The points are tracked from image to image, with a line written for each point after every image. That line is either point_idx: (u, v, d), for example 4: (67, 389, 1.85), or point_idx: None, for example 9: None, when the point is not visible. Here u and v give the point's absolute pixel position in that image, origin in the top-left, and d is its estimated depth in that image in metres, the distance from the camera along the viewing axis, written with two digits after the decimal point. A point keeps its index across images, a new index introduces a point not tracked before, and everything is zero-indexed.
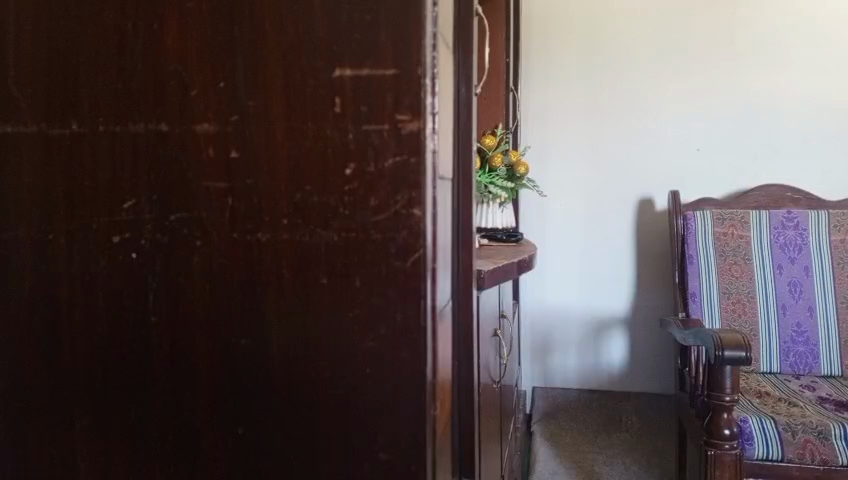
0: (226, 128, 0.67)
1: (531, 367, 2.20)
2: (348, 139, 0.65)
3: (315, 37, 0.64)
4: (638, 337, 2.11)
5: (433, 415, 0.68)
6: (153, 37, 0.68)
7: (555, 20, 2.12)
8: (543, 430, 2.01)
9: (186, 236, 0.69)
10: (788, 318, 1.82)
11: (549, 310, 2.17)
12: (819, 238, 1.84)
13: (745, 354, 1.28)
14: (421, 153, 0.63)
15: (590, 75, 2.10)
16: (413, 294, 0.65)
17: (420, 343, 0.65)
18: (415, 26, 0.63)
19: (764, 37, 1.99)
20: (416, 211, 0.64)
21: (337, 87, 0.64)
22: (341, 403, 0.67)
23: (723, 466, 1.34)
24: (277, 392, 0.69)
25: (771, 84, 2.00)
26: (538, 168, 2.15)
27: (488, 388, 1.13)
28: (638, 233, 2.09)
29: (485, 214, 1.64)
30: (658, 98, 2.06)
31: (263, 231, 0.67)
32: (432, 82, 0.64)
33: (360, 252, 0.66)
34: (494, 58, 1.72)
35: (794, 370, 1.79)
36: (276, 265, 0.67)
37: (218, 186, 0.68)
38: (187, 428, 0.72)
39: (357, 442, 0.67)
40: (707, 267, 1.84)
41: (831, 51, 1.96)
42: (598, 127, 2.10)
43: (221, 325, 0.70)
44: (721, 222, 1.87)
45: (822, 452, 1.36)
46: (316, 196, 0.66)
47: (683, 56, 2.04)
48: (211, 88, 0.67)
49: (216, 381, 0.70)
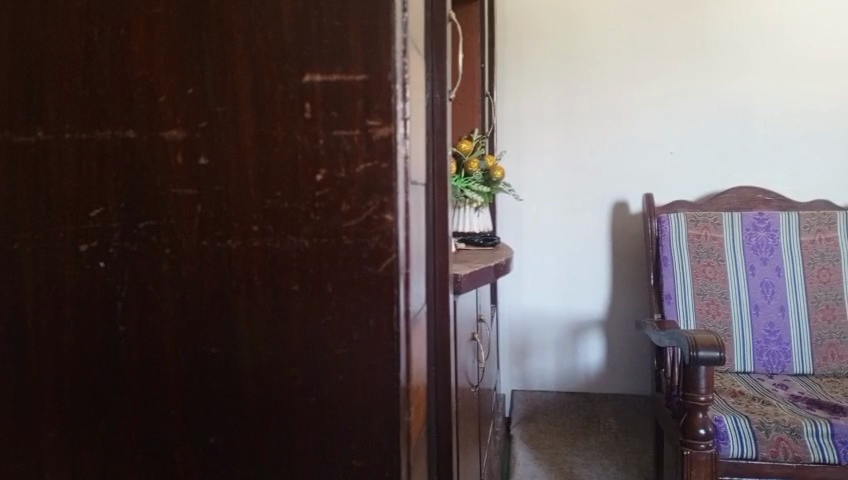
0: (195, 134, 0.66)
1: (509, 370, 2.20)
2: (318, 145, 0.64)
3: (284, 42, 0.64)
4: (614, 339, 2.13)
5: (407, 420, 0.68)
6: (118, 43, 0.67)
7: (530, 24, 2.13)
8: (522, 433, 1.99)
9: (155, 244, 0.68)
10: (760, 317, 1.85)
11: (527, 312, 2.18)
12: (790, 238, 1.88)
13: (719, 353, 1.30)
14: (392, 158, 0.63)
15: (566, 80, 2.12)
16: (386, 300, 0.65)
17: (393, 349, 0.65)
18: (385, 32, 0.63)
19: (734, 41, 2.03)
20: (388, 216, 0.64)
21: (307, 92, 0.64)
22: (314, 410, 0.67)
23: (697, 465, 1.36)
24: (249, 400, 0.68)
25: (741, 88, 2.03)
26: (515, 172, 2.16)
27: (466, 392, 1.13)
28: (613, 235, 2.11)
29: (461, 218, 1.65)
30: (632, 103, 2.08)
31: (233, 238, 0.67)
32: (402, 88, 0.64)
33: (330, 258, 0.65)
34: (468, 64, 1.73)
35: (767, 369, 1.82)
36: (246, 272, 0.67)
37: (187, 193, 0.67)
38: (158, 438, 0.71)
39: (329, 449, 0.67)
40: (681, 268, 1.86)
41: (799, 54, 2.01)
42: (573, 130, 2.12)
43: (191, 333, 0.69)
44: (695, 224, 1.90)
45: (794, 449, 1.38)
46: (286, 202, 0.65)
47: (656, 60, 2.07)
48: (180, 94, 0.66)
49: (186, 390, 0.69)
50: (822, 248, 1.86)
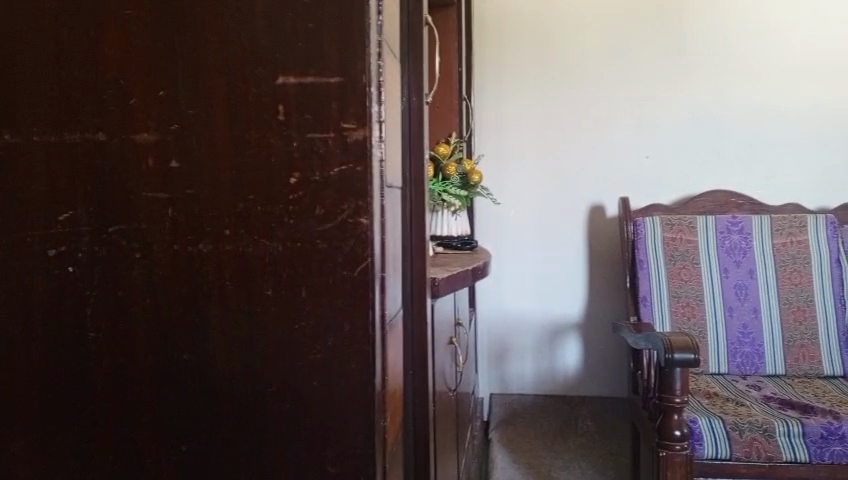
0: (167, 137, 0.65)
1: (488, 374, 2.21)
2: (292, 147, 0.64)
3: (258, 44, 0.64)
4: (591, 341, 2.14)
5: (382, 425, 0.68)
6: (88, 44, 0.66)
7: (507, 28, 2.14)
8: (500, 437, 2.00)
9: (126, 249, 0.67)
10: (734, 319, 1.87)
11: (505, 316, 2.19)
12: (763, 241, 1.90)
13: (693, 355, 1.31)
14: (367, 161, 0.63)
15: (543, 84, 2.13)
16: (361, 303, 0.64)
17: (368, 354, 0.65)
18: (360, 34, 0.62)
19: (707, 47, 2.06)
20: (363, 219, 0.63)
21: (281, 94, 0.64)
22: (287, 416, 0.66)
23: (673, 466, 1.36)
24: (222, 406, 0.67)
25: (714, 93, 2.06)
26: (493, 175, 2.17)
27: (444, 396, 1.12)
28: (589, 238, 2.12)
29: (439, 221, 1.64)
30: (608, 107, 2.10)
31: (205, 242, 0.66)
32: (377, 91, 0.64)
33: (305, 262, 0.65)
34: (446, 68, 1.73)
35: (741, 370, 1.84)
36: (218, 277, 0.66)
37: (158, 196, 0.66)
38: (129, 446, 0.69)
39: (304, 455, 0.66)
40: (656, 270, 1.89)
41: (771, 60, 2.04)
42: (550, 134, 2.13)
43: (162, 339, 0.67)
44: (670, 227, 1.92)
45: (767, 449, 1.40)
46: (259, 206, 0.65)
47: (632, 65, 2.09)
48: (152, 96, 0.65)
49: (159, 397, 0.68)
50: (794, 250, 1.89)
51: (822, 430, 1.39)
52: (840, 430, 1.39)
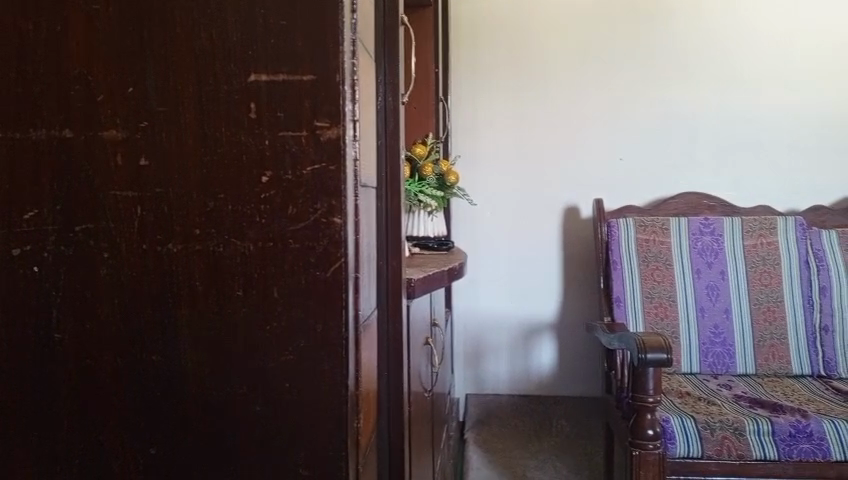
0: (135, 135, 0.64)
1: (463, 375, 2.21)
2: (263, 145, 0.63)
3: (229, 41, 0.63)
4: (565, 342, 2.16)
5: (354, 427, 0.67)
6: (54, 39, 0.65)
7: (484, 30, 2.15)
8: (476, 437, 2.00)
9: (92, 249, 0.66)
10: (706, 320, 1.89)
11: (481, 316, 2.19)
12: (734, 242, 1.93)
13: (666, 355, 1.33)
14: (340, 161, 0.62)
15: (519, 85, 2.14)
16: (334, 304, 0.64)
17: (341, 353, 0.64)
18: (332, 32, 0.62)
19: (679, 51, 2.09)
20: (336, 219, 0.63)
21: (252, 92, 0.63)
22: (258, 419, 0.65)
23: (646, 465, 1.38)
24: (191, 408, 0.66)
25: (686, 96, 2.09)
26: (469, 176, 2.17)
27: (419, 396, 1.11)
28: (564, 239, 2.14)
29: (415, 222, 1.64)
30: (583, 109, 2.12)
31: (174, 241, 0.64)
32: (350, 90, 0.64)
33: (276, 262, 0.64)
34: (421, 68, 1.73)
35: (713, 370, 1.86)
36: (188, 276, 0.65)
37: (126, 194, 0.65)
38: (96, 450, 0.68)
39: (275, 459, 0.65)
40: (629, 271, 1.91)
41: (742, 64, 2.07)
42: (526, 135, 2.14)
43: (130, 341, 0.66)
44: (643, 228, 1.95)
45: (738, 447, 1.42)
46: (229, 205, 0.64)
47: (607, 68, 2.11)
48: (119, 93, 0.64)
49: (126, 400, 0.67)
50: (765, 251, 1.92)
51: (790, 428, 1.41)
52: (808, 428, 1.41)
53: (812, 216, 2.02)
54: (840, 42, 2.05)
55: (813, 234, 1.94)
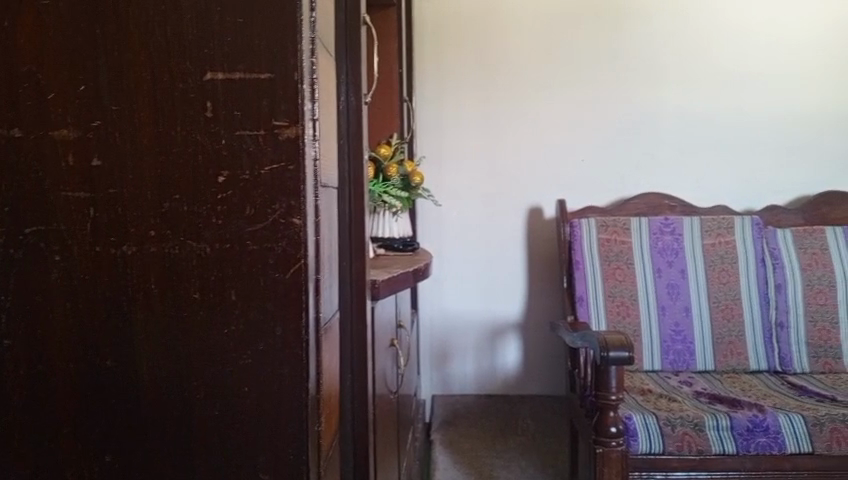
0: (87, 134, 0.62)
1: (430, 376, 2.21)
2: (220, 145, 0.62)
3: (184, 40, 0.62)
4: (530, 341, 2.17)
5: (315, 430, 0.66)
6: (1, 34, 0.62)
7: (447, 30, 2.15)
8: (442, 438, 1.97)
9: (43, 251, 0.64)
10: (667, 318, 1.92)
11: (447, 315, 2.19)
12: (693, 241, 1.97)
13: (628, 353, 1.35)
14: (299, 160, 0.62)
15: (482, 86, 2.15)
16: (294, 306, 0.63)
17: (302, 356, 0.63)
18: (291, 31, 0.61)
19: (640, 53, 2.12)
20: (295, 219, 0.62)
21: (208, 91, 0.62)
22: (217, 423, 0.64)
23: (609, 462, 1.39)
24: (148, 414, 0.64)
25: (645, 98, 2.13)
26: (434, 177, 2.17)
27: (384, 398, 1.10)
28: (528, 239, 2.16)
29: (379, 224, 1.63)
30: (545, 110, 2.14)
31: (128, 243, 0.63)
32: (309, 89, 0.63)
33: (235, 265, 0.63)
34: (385, 67, 1.72)
35: (674, 367, 1.89)
36: (143, 279, 0.63)
37: (78, 195, 0.63)
38: (50, 459, 0.66)
39: (234, 463, 0.64)
40: (592, 270, 1.94)
41: (700, 67, 2.12)
42: (490, 135, 2.15)
43: (84, 347, 0.64)
44: (605, 229, 1.98)
45: (698, 443, 1.44)
46: (186, 205, 0.62)
47: (570, 70, 2.13)
48: (71, 91, 0.62)
49: (79, 406, 0.65)
50: (722, 250, 1.96)
51: (748, 422, 1.45)
52: (765, 422, 1.45)
53: (769, 216, 2.07)
54: (795, 47, 2.11)
55: (769, 233, 1.99)
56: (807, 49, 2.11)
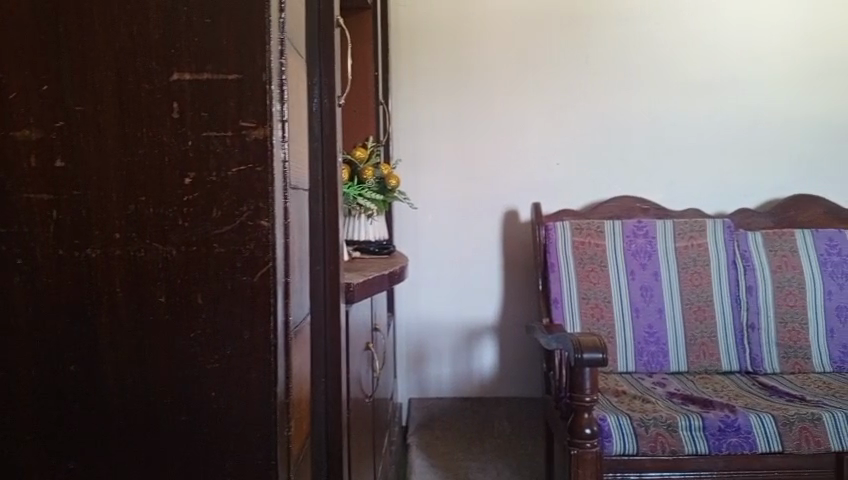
0: (50, 134, 0.61)
1: (406, 379, 2.20)
2: (187, 146, 0.61)
3: (150, 39, 0.61)
4: (507, 343, 2.18)
5: (285, 434, 0.66)
6: None
7: (423, 33, 2.16)
8: (418, 441, 1.96)
9: (4, 254, 0.62)
10: (641, 319, 1.94)
11: (423, 318, 2.19)
12: (666, 244, 2.00)
13: (601, 354, 1.35)
14: (267, 161, 0.61)
15: (457, 89, 2.15)
16: (262, 310, 0.62)
17: (270, 360, 0.63)
18: (259, 31, 0.60)
19: (614, 57, 2.14)
20: (263, 222, 0.61)
21: (175, 92, 0.61)
22: (184, 429, 0.63)
23: (584, 464, 1.40)
24: (111, 420, 0.63)
25: (619, 102, 2.15)
26: (409, 180, 2.17)
27: (358, 400, 1.09)
28: (504, 242, 2.16)
29: (354, 227, 1.62)
30: (520, 113, 2.15)
31: (93, 245, 0.62)
32: (278, 90, 0.63)
33: (201, 267, 0.62)
34: (360, 70, 1.72)
35: (648, 368, 1.91)
36: (108, 282, 0.62)
37: (41, 197, 0.62)
38: (11, 467, 0.64)
39: (201, 468, 0.63)
40: (566, 273, 1.95)
41: (672, 71, 2.15)
42: (465, 138, 2.16)
43: (47, 352, 0.63)
44: (580, 232, 1.99)
45: (671, 443, 1.46)
46: (152, 207, 0.61)
47: (544, 73, 2.15)
48: (33, 91, 0.61)
49: (40, 413, 0.63)
50: (695, 252, 1.98)
51: (720, 422, 1.47)
52: (736, 422, 1.47)
53: (739, 218, 2.11)
54: (765, 52, 2.15)
55: (740, 236, 2.02)
56: (776, 54, 2.15)
